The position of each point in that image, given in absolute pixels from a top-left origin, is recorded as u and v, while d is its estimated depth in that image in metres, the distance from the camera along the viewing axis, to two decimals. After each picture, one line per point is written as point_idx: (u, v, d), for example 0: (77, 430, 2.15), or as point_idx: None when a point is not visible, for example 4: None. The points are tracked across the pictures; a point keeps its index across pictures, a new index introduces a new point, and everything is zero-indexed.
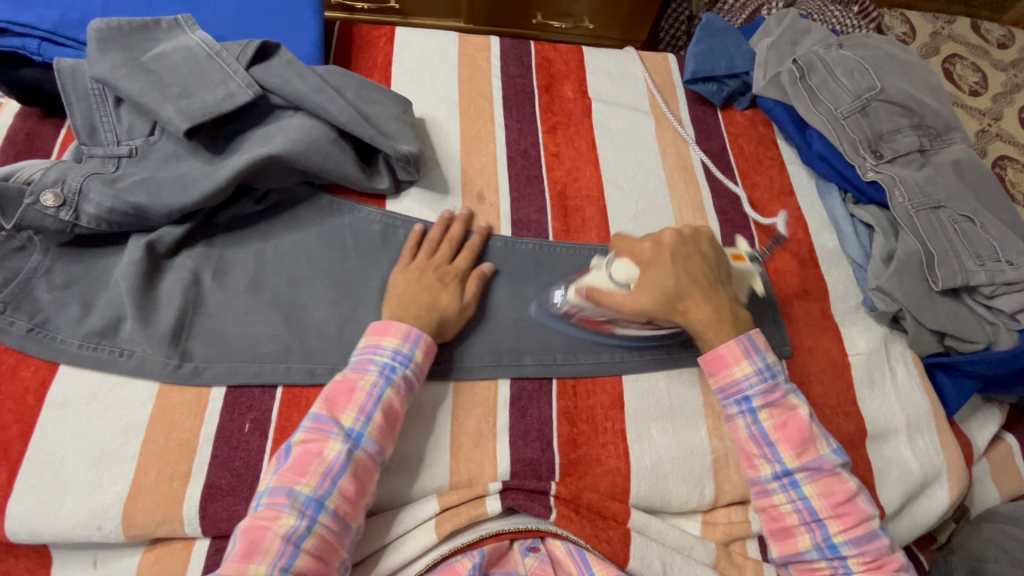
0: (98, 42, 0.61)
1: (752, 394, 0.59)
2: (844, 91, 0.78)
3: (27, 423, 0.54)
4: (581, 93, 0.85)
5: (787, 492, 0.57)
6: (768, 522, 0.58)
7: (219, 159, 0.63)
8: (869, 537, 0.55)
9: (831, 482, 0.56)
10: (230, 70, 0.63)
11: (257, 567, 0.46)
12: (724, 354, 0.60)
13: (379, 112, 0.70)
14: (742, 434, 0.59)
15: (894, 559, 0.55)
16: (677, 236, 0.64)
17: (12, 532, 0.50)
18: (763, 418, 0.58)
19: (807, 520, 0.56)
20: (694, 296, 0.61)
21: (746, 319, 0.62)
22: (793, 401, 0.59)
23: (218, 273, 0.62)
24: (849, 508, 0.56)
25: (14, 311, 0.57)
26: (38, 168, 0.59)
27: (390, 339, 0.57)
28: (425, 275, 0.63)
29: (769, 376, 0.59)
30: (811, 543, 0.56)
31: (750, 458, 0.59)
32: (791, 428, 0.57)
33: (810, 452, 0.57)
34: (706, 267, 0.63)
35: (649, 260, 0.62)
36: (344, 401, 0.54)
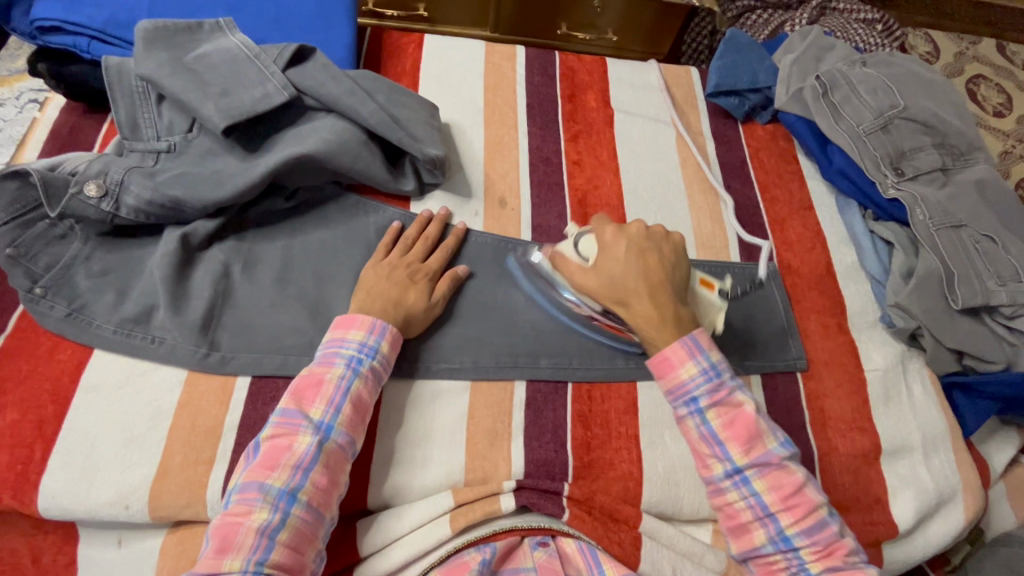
0: (145, 42, 0.64)
1: (700, 395, 0.56)
2: (866, 108, 0.79)
3: (62, 404, 0.56)
4: (604, 103, 0.87)
5: (740, 489, 0.55)
6: (724, 520, 0.56)
7: (253, 157, 0.66)
8: (820, 527, 0.53)
9: (779, 475, 0.54)
10: (267, 72, 0.66)
11: (232, 563, 0.47)
12: (669, 356, 0.57)
13: (408, 116, 0.72)
14: (692, 435, 0.56)
15: (846, 544, 0.53)
16: (644, 230, 0.63)
17: (43, 507, 0.52)
18: (712, 417, 0.56)
19: (761, 516, 0.54)
20: (639, 291, 0.59)
21: (690, 320, 0.60)
22: (739, 398, 0.56)
23: (247, 267, 0.64)
24: (799, 499, 0.54)
25: (53, 295, 0.59)
26: (82, 160, 0.62)
27: (355, 332, 0.58)
28: (395, 271, 0.64)
29: (715, 374, 0.57)
30: (766, 538, 0.54)
31: (702, 459, 0.56)
32: (738, 426, 0.55)
33: (758, 447, 0.55)
34: (662, 264, 0.61)
35: (608, 246, 0.62)
36: (312, 394, 0.55)
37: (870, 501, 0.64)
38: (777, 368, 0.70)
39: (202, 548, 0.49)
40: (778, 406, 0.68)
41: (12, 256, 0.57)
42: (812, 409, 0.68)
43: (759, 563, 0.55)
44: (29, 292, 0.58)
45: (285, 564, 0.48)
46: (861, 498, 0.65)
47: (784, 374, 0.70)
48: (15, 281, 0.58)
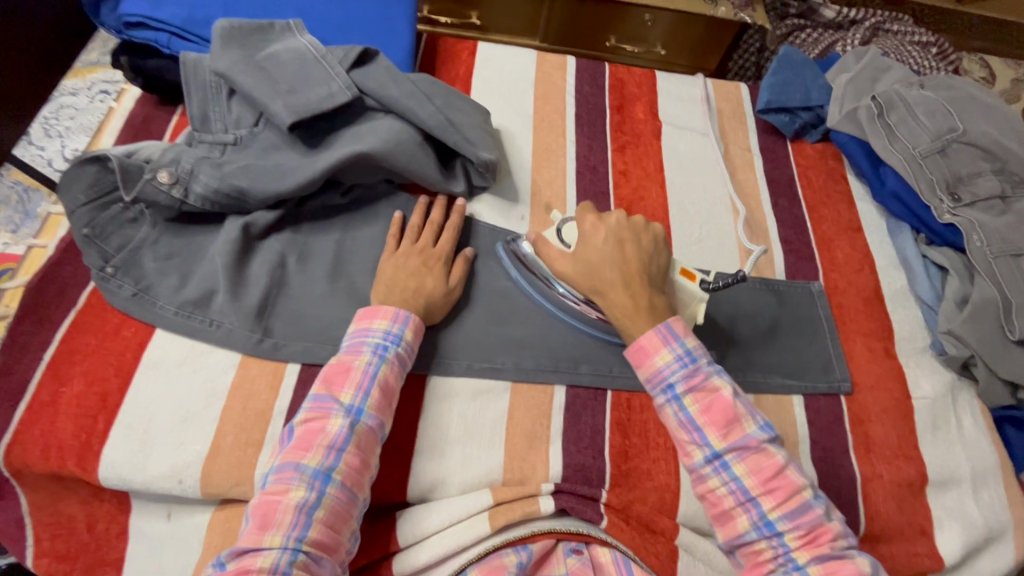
0: (221, 40, 0.67)
1: (675, 381, 0.56)
2: (923, 131, 0.77)
3: (125, 378, 0.58)
4: (652, 115, 0.87)
5: (720, 475, 0.53)
6: (709, 509, 0.54)
7: (315, 152, 0.68)
8: (803, 510, 0.52)
9: (758, 458, 0.53)
10: (332, 72, 0.68)
11: (273, 539, 0.49)
12: (644, 344, 0.57)
13: (463, 120, 0.73)
14: (671, 422, 0.56)
15: (830, 528, 0.51)
16: (625, 219, 0.64)
17: (103, 476, 0.55)
18: (689, 404, 0.55)
19: (742, 501, 0.52)
20: (615, 281, 0.60)
21: (665, 310, 0.60)
22: (715, 383, 0.55)
23: (302, 259, 0.67)
24: (779, 482, 0.52)
25: (123, 275, 0.62)
26: (156, 149, 0.65)
27: (380, 321, 0.59)
28: (410, 260, 0.65)
29: (690, 360, 0.56)
30: (749, 524, 0.52)
31: (682, 446, 0.55)
32: (715, 410, 0.54)
33: (736, 431, 0.54)
34: (638, 255, 0.62)
35: (588, 232, 0.63)
36: (342, 380, 0.56)
37: (914, 532, 0.63)
38: (820, 390, 0.69)
39: (244, 526, 0.51)
40: (820, 428, 0.67)
41: (89, 237, 0.61)
42: (856, 433, 0.67)
43: (745, 551, 0.53)
44: (101, 270, 0.61)
45: (323, 542, 0.50)
46: (905, 528, 0.63)
47: (827, 396, 0.69)
48: (89, 259, 0.61)
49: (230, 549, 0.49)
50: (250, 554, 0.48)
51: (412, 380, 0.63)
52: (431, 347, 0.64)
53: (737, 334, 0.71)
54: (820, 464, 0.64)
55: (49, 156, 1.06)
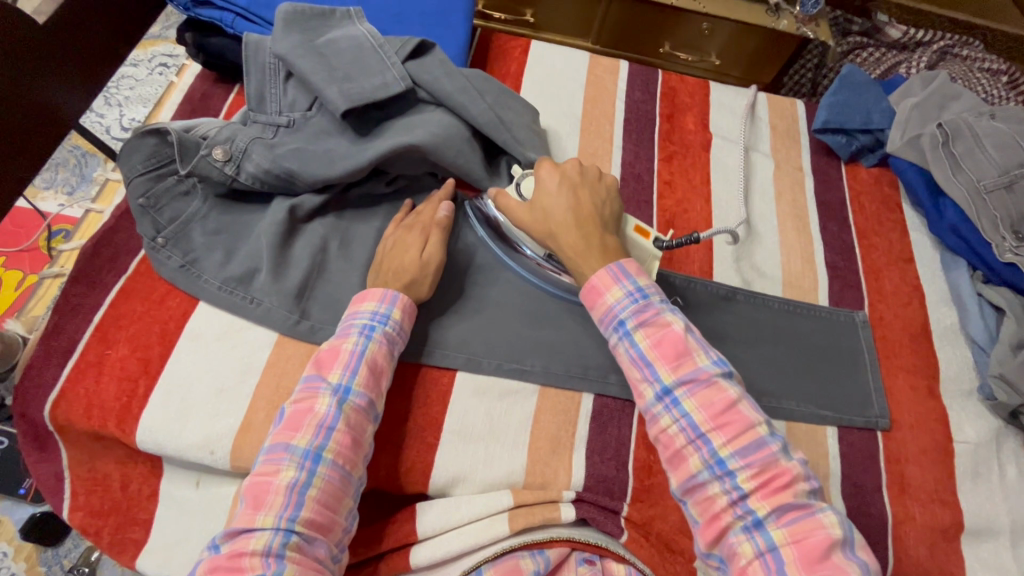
0: (284, 23, 0.68)
1: (626, 317, 0.56)
2: (991, 163, 0.73)
3: (167, 347, 0.60)
4: (703, 126, 0.86)
5: (671, 412, 0.53)
6: (662, 451, 0.54)
7: (364, 140, 0.68)
8: (756, 447, 0.51)
9: (710, 393, 0.52)
10: (389, 62, 0.69)
11: (265, 519, 0.49)
12: (596, 282, 0.58)
13: (513, 118, 0.73)
14: (623, 359, 0.56)
15: (787, 469, 0.50)
16: (579, 167, 0.64)
17: (140, 440, 0.57)
18: (640, 339, 0.56)
19: (693, 438, 0.52)
20: (567, 224, 0.61)
21: (617, 251, 0.60)
22: (667, 318, 0.56)
23: (343, 245, 0.67)
24: (731, 418, 0.52)
25: (172, 247, 0.64)
26: (213, 126, 0.66)
27: (368, 303, 0.60)
28: (393, 236, 0.66)
29: (642, 297, 0.57)
30: (700, 463, 0.51)
31: (635, 384, 0.56)
32: (664, 343, 0.54)
33: (688, 364, 0.54)
34: (591, 201, 0.62)
35: (543, 180, 0.64)
36: (331, 361, 0.57)
37: None
38: (856, 423, 0.66)
39: (240, 509, 0.52)
40: (854, 463, 0.64)
41: (144, 207, 0.63)
42: (890, 471, 0.64)
43: (699, 498, 0.51)
44: (152, 240, 0.63)
45: (315, 522, 0.50)
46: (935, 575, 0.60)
47: (863, 431, 0.66)
48: (143, 229, 0.63)
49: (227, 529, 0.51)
50: (244, 535, 0.49)
51: (441, 374, 0.63)
52: (463, 342, 0.64)
53: (773, 355, 0.70)
54: (851, 499, 0.62)
55: (107, 124, 1.12)
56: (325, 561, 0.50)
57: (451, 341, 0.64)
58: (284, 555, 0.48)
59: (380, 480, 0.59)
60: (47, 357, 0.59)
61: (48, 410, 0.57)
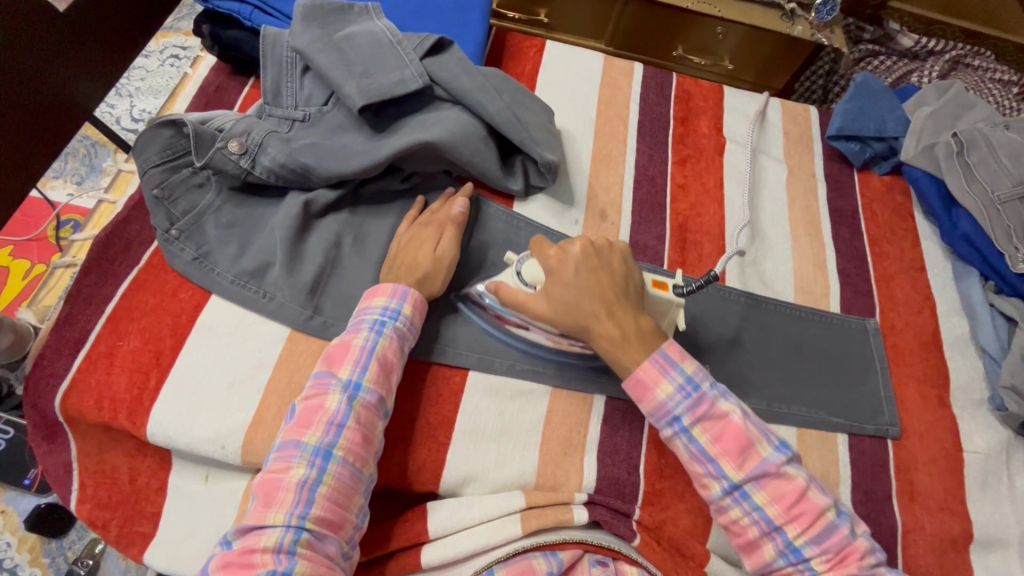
0: (303, 18, 0.68)
1: (682, 413, 0.55)
2: (1005, 173, 0.73)
3: (179, 339, 0.60)
4: (716, 130, 0.86)
5: (741, 505, 0.53)
6: (734, 538, 0.54)
7: (380, 137, 0.68)
8: (829, 532, 0.51)
9: (779, 484, 0.53)
10: (406, 59, 0.69)
11: (276, 515, 0.49)
12: (643, 378, 0.56)
13: (529, 118, 0.73)
14: (682, 455, 0.55)
15: (858, 547, 0.51)
16: (588, 246, 0.59)
17: (150, 433, 0.56)
18: (699, 435, 0.54)
19: (766, 530, 0.52)
20: (597, 314, 0.57)
21: (654, 332, 0.57)
22: (724, 408, 0.54)
23: (357, 241, 0.67)
24: (802, 507, 0.52)
25: (185, 239, 0.63)
26: (229, 118, 0.66)
27: (378, 299, 0.59)
28: (409, 234, 0.65)
29: (693, 389, 0.55)
30: (776, 551, 0.52)
31: (697, 478, 0.55)
32: (726, 439, 0.53)
33: (752, 457, 0.53)
34: (614, 281, 0.58)
35: (554, 267, 0.58)
36: (341, 357, 0.56)
37: None
38: (867, 431, 0.66)
39: (251, 505, 0.52)
40: (864, 471, 0.64)
41: (158, 198, 0.63)
42: (900, 479, 0.64)
43: None
44: (166, 232, 0.63)
45: (326, 519, 0.50)
46: None
47: (873, 439, 0.66)
48: (157, 221, 0.63)
49: (238, 524, 0.50)
50: (254, 532, 0.49)
51: (453, 373, 0.62)
52: (476, 342, 0.64)
53: (784, 361, 0.70)
54: (861, 507, 0.62)
55: (118, 114, 1.12)
56: (336, 559, 0.50)
57: (462, 340, 0.64)
58: (295, 552, 0.48)
59: (391, 478, 0.59)
60: (58, 347, 0.59)
61: (59, 401, 0.57)
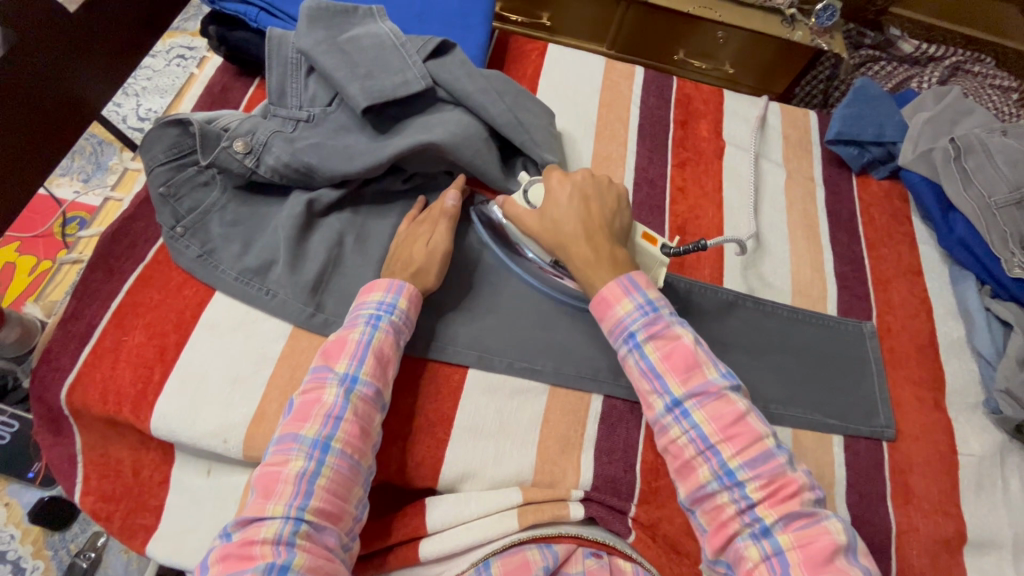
0: (309, 20, 0.69)
1: (636, 329, 0.57)
2: (1002, 179, 0.73)
3: (183, 334, 0.61)
4: (716, 134, 0.86)
5: (681, 424, 0.53)
6: (672, 461, 0.54)
7: (383, 137, 0.69)
8: (765, 459, 0.51)
9: (719, 405, 0.53)
10: (410, 61, 0.70)
11: (275, 507, 0.50)
12: (605, 294, 0.59)
13: (530, 120, 0.74)
14: (632, 371, 0.57)
15: (794, 480, 0.51)
16: (589, 178, 0.66)
17: (153, 426, 0.57)
18: (650, 351, 0.56)
19: (702, 450, 0.52)
20: (577, 234, 0.62)
21: (626, 262, 0.61)
22: (677, 331, 0.56)
23: (359, 240, 0.68)
24: (739, 429, 0.52)
25: (190, 237, 0.64)
26: (234, 118, 0.67)
27: (374, 294, 0.60)
28: (406, 230, 0.67)
29: (651, 309, 0.57)
30: (709, 474, 0.52)
31: (644, 396, 0.56)
32: (674, 356, 0.55)
33: (697, 377, 0.54)
34: (602, 212, 0.63)
35: (554, 190, 0.65)
36: (338, 351, 0.57)
37: None
38: (862, 432, 0.67)
39: (252, 499, 0.53)
40: (859, 472, 0.65)
41: (164, 196, 0.64)
42: (894, 481, 0.65)
43: (707, 507, 0.52)
44: (172, 229, 0.64)
45: (324, 510, 0.51)
46: None
47: (868, 440, 0.67)
48: (162, 218, 0.64)
49: (239, 517, 0.51)
50: (254, 524, 0.50)
51: (452, 371, 0.63)
52: (475, 340, 0.65)
53: (781, 361, 0.70)
54: (855, 508, 0.63)
55: (124, 113, 1.14)
56: (336, 550, 0.51)
57: (461, 338, 0.64)
58: (294, 543, 0.48)
59: (390, 473, 0.59)
60: (65, 341, 0.60)
61: (65, 394, 0.58)
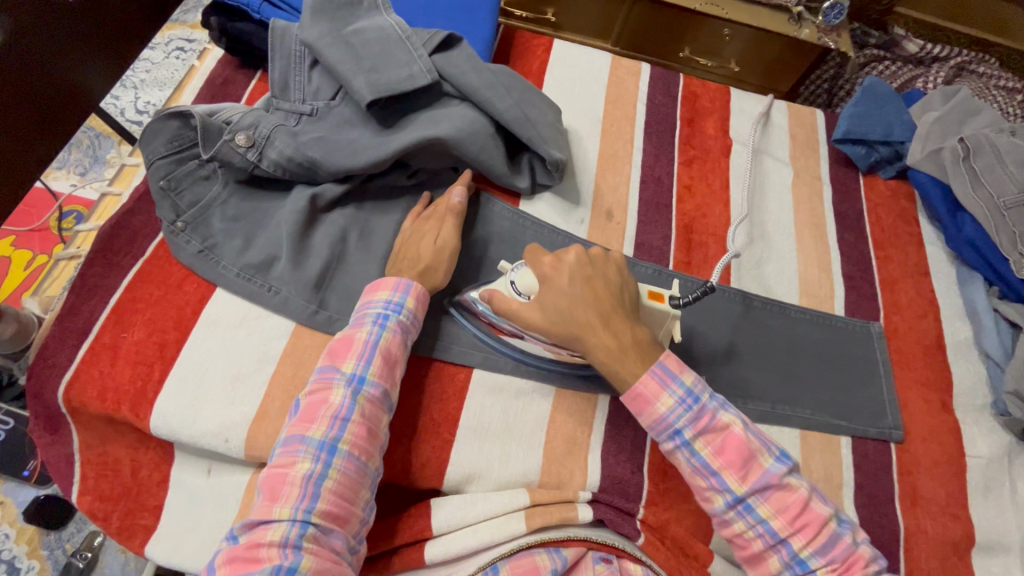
0: (313, 11, 0.68)
1: (683, 427, 0.53)
2: (1011, 180, 0.72)
3: (183, 331, 0.59)
4: (723, 132, 0.86)
5: (745, 518, 0.52)
6: (739, 551, 0.53)
7: (387, 132, 0.68)
8: (833, 542, 0.50)
9: (782, 495, 0.52)
10: (415, 55, 0.68)
11: (282, 509, 0.49)
12: (642, 391, 0.54)
13: (537, 116, 0.73)
14: (684, 469, 0.54)
15: (863, 555, 0.50)
16: (582, 256, 0.59)
17: (153, 425, 0.56)
18: (700, 448, 0.53)
19: (771, 543, 0.51)
20: (592, 323, 0.56)
21: (649, 344, 0.56)
22: (724, 420, 0.53)
23: (363, 236, 0.67)
24: (806, 517, 0.51)
25: (191, 231, 0.63)
26: (237, 111, 0.66)
27: (381, 292, 0.59)
28: (411, 225, 0.66)
29: (693, 401, 0.54)
30: (781, 564, 0.51)
31: (700, 492, 0.54)
32: (728, 452, 0.52)
33: (754, 468, 0.52)
34: (610, 290, 0.58)
35: (548, 277, 0.58)
36: (345, 351, 0.56)
37: None
38: (870, 435, 0.66)
39: (257, 500, 0.52)
40: (867, 474, 0.64)
41: (164, 189, 0.63)
42: (902, 483, 0.64)
43: None
44: (172, 224, 0.63)
45: (332, 513, 0.50)
46: None
47: (876, 442, 0.66)
48: (162, 212, 0.63)
49: (245, 519, 0.50)
50: (261, 526, 0.49)
51: (458, 371, 0.62)
52: (481, 339, 0.64)
53: (788, 362, 0.70)
54: (864, 510, 0.62)
55: (123, 106, 1.12)
56: (343, 553, 0.50)
57: (467, 338, 0.64)
58: (301, 545, 0.47)
59: (394, 475, 0.58)
60: (63, 338, 0.58)
61: (62, 392, 0.56)
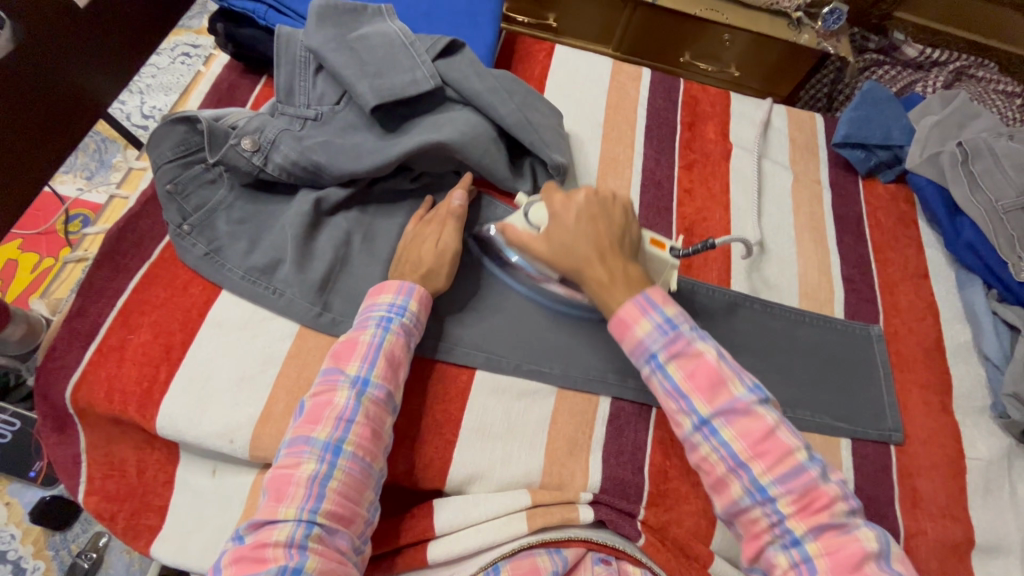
0: (318, 18, 0.69)
1: (657, 349, 0.55)
2: (1009, 183, 0.73)
3: (189, 333, 0.60)
4: (723, 136, 0.86)
5: (710, 441, 0.52)
6: (705, 477, 0.54)
7: (391, 136, 0.69)
8: (796, 473, 0.50)
9: (748, 421, 0.52)
10: (419, 60, 0.69)
11: (287, 510, 0.50)
12: (622, 315, 0.57)
13: (539, 120, 0.73)
14: (657, 392, 0.55)
15: (826, 492, 0.50)
16: (592, 194, 0.63)
17: (159, 426, 0.57)
18: (673, 371, 0.54)
19: (732, 467, 0.51)
20: (589, 255, 0.60)
21: (641, 279, 0.59)
22: (698, 347, 0.54)
23: (366, 239, 0.68)
24: (769, 445, 0.51)
25: (197, 234, 0.64)
26: (242, 116, 0.67)
27: (384, 296, 0.60)
28: (412, 229, 0.66)
29: (670, 328, 0.55)
30: (742, 490, 0.51)
31: (672, 415, 0.55)
32: (698, 375, 0.53)
33: (723, 394, 0.53)
34: (611, 230, 0.61)
35: (556, 209, 0.62)
36: (349, 353, 0.57)
37: None
38: (870, 437, 0.67)
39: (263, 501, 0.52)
40: (866, 475, 0.65)
41: (171, 193, 0.63)
42: (902, 485, 0.65)
43: (742, 521, 0.52)
44: (178, 227, 0.63)
45: (336, 513, 0.50)
46: None
47: (876, 444, 0.67)
48: (169, 216, 0.63)
49: (251, 519, 0.51)
50: (267, 527, 0.49)
51: (460, 373, 0.63)
52: (483, 342, 0.64)
53: (789, 363, 0.70)
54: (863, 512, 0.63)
55: (129, 111, 1.13)
56: (348, 553, 0.50)
57: (469, 339, 0.64)
58: (307, 546, 0.48)
59: (397, 476, 0.59)
60: (70, 340, 0.59)
61: (70, 393, 0.57)
